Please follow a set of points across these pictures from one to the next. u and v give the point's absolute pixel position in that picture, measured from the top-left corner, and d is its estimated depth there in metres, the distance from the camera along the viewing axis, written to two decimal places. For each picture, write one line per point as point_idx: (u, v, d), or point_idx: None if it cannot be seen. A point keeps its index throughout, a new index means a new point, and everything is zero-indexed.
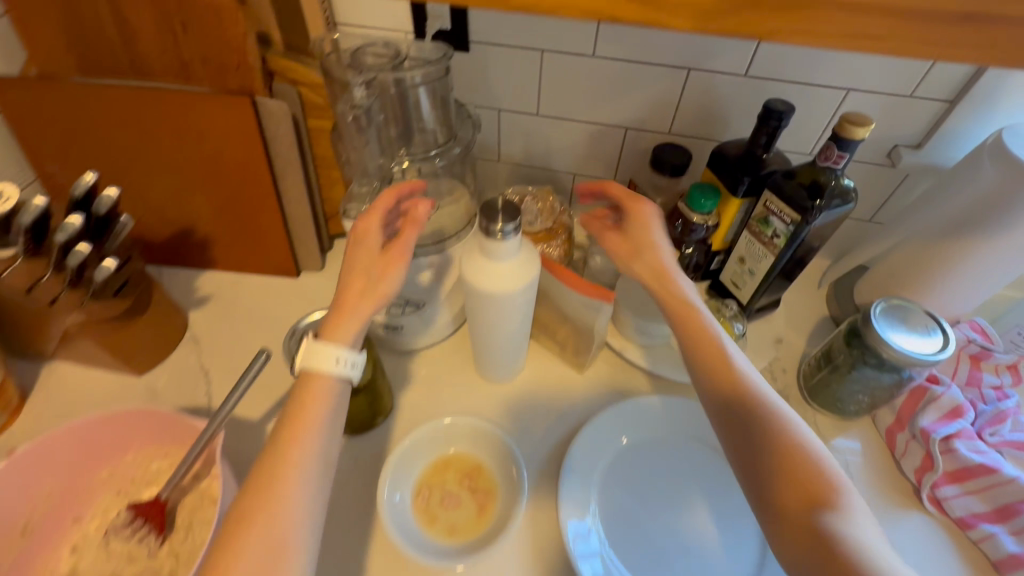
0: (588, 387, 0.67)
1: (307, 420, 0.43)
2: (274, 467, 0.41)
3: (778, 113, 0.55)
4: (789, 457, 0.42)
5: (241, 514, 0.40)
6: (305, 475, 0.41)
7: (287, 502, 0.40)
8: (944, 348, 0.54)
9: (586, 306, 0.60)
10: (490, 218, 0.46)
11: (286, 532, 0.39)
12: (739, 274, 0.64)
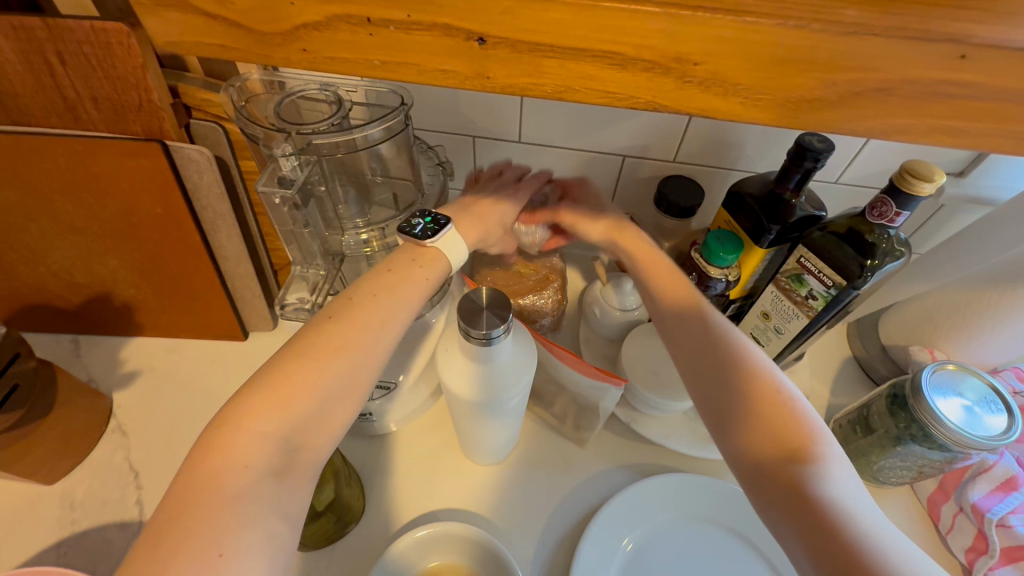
0: (593, 464, 0.58)
1: (401, 310, 0.39)
2: (361, 332, 0.37)
3: (814, 152, 0.45)
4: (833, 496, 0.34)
5: (314, 351, 0.35)
6: (355, 358, 0.36)
7: (351, 394, 0.35)
8: (1008, 430, 0.46)
9: (591, 386, 0.51)
10: (473, 322, 0.36)
11: (339, 397, 0.35)
12: (762, 330, 0.55)
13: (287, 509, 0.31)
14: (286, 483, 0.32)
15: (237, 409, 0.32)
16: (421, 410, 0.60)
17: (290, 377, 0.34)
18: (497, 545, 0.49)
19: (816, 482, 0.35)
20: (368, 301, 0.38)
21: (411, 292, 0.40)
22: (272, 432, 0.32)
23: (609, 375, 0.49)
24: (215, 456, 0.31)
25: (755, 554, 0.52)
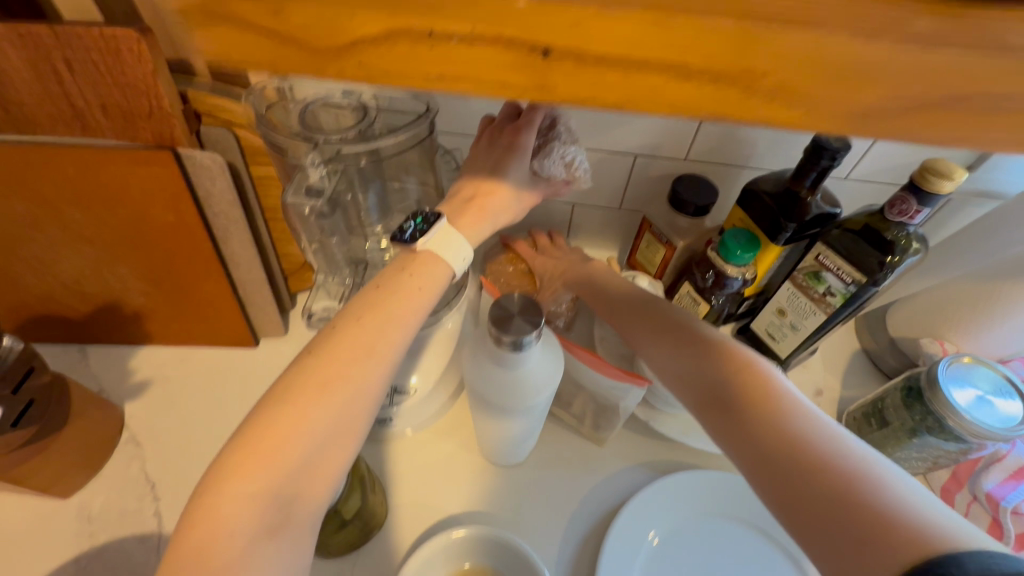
0: (612, 462, 0.58)
1: (391, 338, 0.35)
2: (346, 366, 0.33)
3: (832, 151, 0.45)
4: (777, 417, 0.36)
5: (292, 400, 0.32)
6: (344, 396, 0.33)
7: (344, 434, 0.32)
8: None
9: (610, 386, 0.51)
10: (505, 326, 0.36)
11: (329, 441, 0.32)
12: (778, 327, 0.56)
13: (284, 574, 0.29)
14: (280, 547, 0.29)
15: (222, 473, 0.30)
16: (437, 413, 0.60)
17: (270, 430, 0.31)
18: (523, 548, 0.49)
19: (771, 416, 0.35)
20: (353, 328, 0.34)
21: (405, 311, 0.36)
22: (259, 495, 0.29)
23: (632, 375, 0.49)
24: (200, 527, 0.28)
25: (775, 548, 0.53)
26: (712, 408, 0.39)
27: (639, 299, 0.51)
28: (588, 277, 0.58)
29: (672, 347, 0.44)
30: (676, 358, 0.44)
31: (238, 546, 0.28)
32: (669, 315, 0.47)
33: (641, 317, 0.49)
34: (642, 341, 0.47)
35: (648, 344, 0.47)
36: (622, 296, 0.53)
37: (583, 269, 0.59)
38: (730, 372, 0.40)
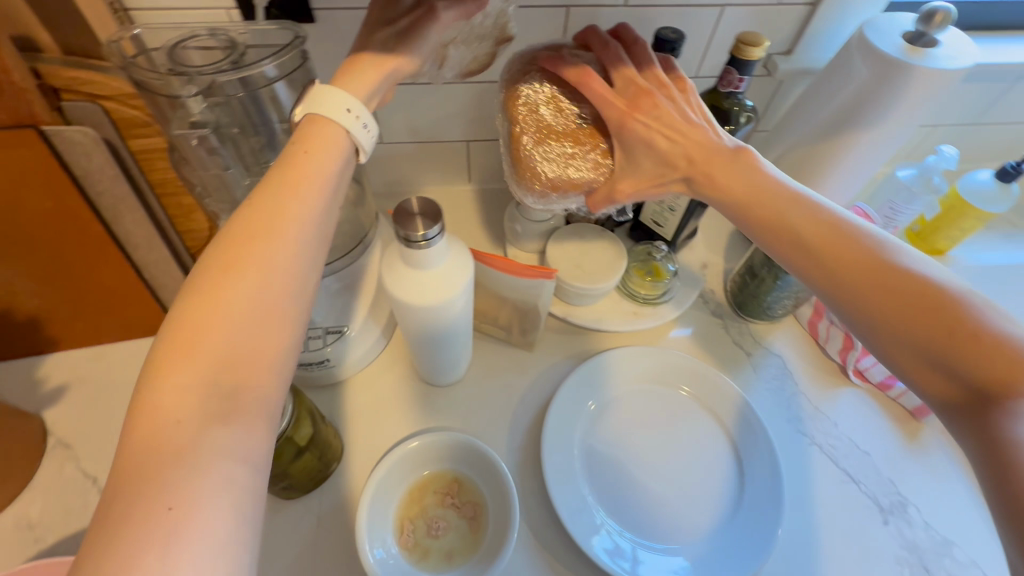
0: (542, 361, 0.65)
1: (292, 208, 0.34)
2: (250, 242, 0.32)
3: (670, 43, 0.52)
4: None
5: (205, 287, 0.31)
6: (261, 270, 0.32)
7: (268, 308, 0.32)
8: None
9: (524, 286, 0.57)
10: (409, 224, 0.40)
11: (255, 316, 0.31)
12: (660, 213, 0.65)
13: (244, 447, 0.28)
14: (234, 427, 0.28)
15: (155, 371, 0.29)
16: (374, 352, 0.63)
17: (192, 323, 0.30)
18: (474, 441, 0.54)
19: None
20: (249, 206, 0.34)
21: (300, 183, 0.35)
22: (195, 382, 0.28)
23: (534, 269, 0.55)
24: (144, 426, 0.27)
25: (684, 394, 0.63)
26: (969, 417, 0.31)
27: (867, 243, 0.37)
28: (768, 205, 0.41)
29: (916, 320, 0.33)
30: (919, 342, 0.33)
31: (186, 429, 0.27)
32: (914, 280, 0.35)
33: (860, 266, 0.36)
34: (858, 297, 0.36)
35: (871, 304, 0.35)
36: (837, 235, 0.38)
37: (715, 172, 0.44)
38: (1009, 388, 0.29)
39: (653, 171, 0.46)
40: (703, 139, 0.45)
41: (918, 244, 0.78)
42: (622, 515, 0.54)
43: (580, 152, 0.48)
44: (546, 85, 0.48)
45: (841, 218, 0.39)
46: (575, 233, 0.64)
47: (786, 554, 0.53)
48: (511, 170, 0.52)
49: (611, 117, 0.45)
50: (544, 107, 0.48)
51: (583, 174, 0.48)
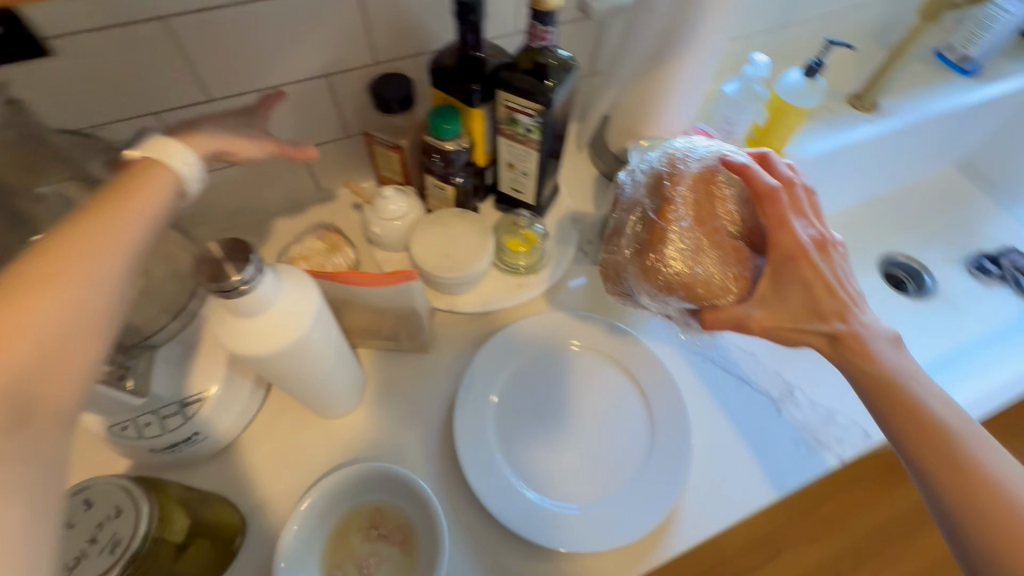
0: (439, 359, 0.63)
1: (121, 238, 0.33)
2: (89, 252, 0.31)
3: (470, 7, 0.49)
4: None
5: (22, 290, 0.28)
6: (90, 283, 0.30)
7: (90, 328, 0.30)
8: None
9: (391, 295, 0.53)
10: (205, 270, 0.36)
11: (78, 334, 0.29)
12: (516, 179, 0.63)
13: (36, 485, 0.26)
14: (36, 445, 0.27)
15: None
16: (255, 404, 0.57)
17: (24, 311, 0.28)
18: (382, 465, 0.51)
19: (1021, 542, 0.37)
20: (71, 230, 0.31)
21: (122, 214, 0.34)
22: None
23: (396, 276, 0.51)
24: None
25: (575, 348, 0.62)
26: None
27: (958, 433, 0.42)
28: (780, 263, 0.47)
29: (1010, 511, 0.38)
30: (920, 462, 0.42)
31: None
32: (936, 424, 0.42)
33: (943, 452, 0.41)
34: (945, 473, 0.41)
35: (955, 481, 0.40)
36: (915, 400, 0.43)
37: (865, 345, 0.45)
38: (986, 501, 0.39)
39: (799, 313, 0.47)
40: (835, 291, 0.46)
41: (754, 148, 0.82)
42: (545, 487, 0.55)
43: (719, 262, 0.49)
44: (701, 167, 0.51)
45: (926, 396, 0.43)
46: (437, 222, 0.60)
47: (699, 471, 0.57)
48: (632, 249, 0.54)
49: (782, 241, 0.46)
50: (709, 212, 0.50)
51: (705, 271, 0.49)
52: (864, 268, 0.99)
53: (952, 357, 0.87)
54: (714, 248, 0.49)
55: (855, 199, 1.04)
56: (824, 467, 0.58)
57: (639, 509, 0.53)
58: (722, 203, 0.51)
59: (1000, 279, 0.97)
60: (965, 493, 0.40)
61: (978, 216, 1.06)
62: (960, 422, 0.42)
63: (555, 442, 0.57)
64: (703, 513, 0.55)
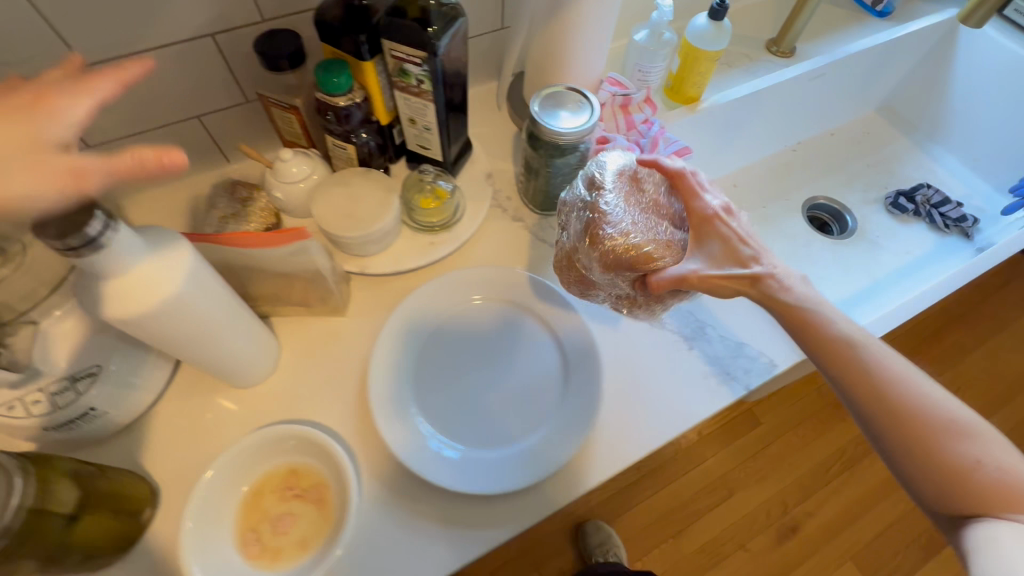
0: (356, 322, 0.63)
1: None
2: None
3: None
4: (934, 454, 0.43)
5: None
6: None
7: None
8: (591, 108, 0.62)
9: (287, 256, 0.53)
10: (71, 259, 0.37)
11: None
12: (420, 135, 0.63)
13: None
14: None
15: None
16: (164, 379, 0.57)
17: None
18: (289, 426, 0.52)
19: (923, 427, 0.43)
20: None
21: None
22: None
23: (283, 234, 0.50)
24: None
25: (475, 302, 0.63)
26: (936, 461, 0.43)
27: (859, 348, 0.46)
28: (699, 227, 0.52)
29: (907, 410, 0.44)
30: (838, 377, 0.47)
31: None
32: (845, 343, 0.47)
33: (854, 367, 0.46)
34: (858, 391, 0.46)
35: (866, 394, 0.45)
36: (820, 327, 0.48)
37: (781, 283, 0.49)
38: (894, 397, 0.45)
39: (725, 261, 0.50)
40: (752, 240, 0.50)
41: (675, 99, 0.85)
42: (456, 437, 0.56)
43: (654, 230, 0.53)
44: (626, 168, 0.57)
45: (830, 317, 0.48)
46: (338, 181, 0.59)
47: (613, 410, 0.59)
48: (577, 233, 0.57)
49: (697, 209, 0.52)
50: (632, 197, 0.55)
51: (645, 241, 0.52)
52: (789, 213, 1.02)
53: (867, 292, 0.91)
54: (647, 221, 0.54)
55: (780, 147, 1.06)
56: (734, 397, 0.61)
57: (541, 451, 0.55)
58: (645, 190, 0.56)
59: (916, 215, 1.01)
60: (875, 402, 0.45)
61: (898, 157, 1.10)
62: (858, 336, 0.47)
63: (466, 393, 0.58)
64: (616, 448, 0.57)
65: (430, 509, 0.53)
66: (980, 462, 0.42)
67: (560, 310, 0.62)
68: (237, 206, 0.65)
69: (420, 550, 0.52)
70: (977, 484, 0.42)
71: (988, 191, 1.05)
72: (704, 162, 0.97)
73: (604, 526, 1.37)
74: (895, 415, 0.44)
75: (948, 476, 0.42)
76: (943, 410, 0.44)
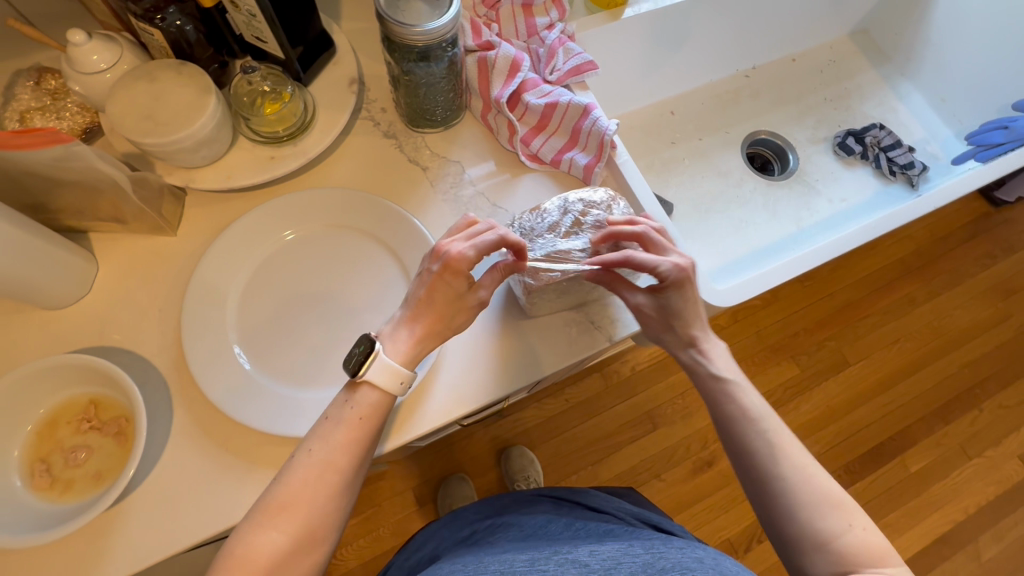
0: (184, 244, 0.56)
1: None
2: None
3: None
4: (763, 471, 0.44)
5: None
6: None
7: None
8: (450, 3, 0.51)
9: (54, 163, 0.46)
10: (391, 390, 0.44)
11: None
12: (250, 24, 0.53)
13: None
14: None
15: None
16: None
17: (262, 562, 0.39)
18: (80, 355, 0.47)
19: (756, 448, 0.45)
20: None
21: None
22: None
23: (34, 135, 0.43)
24: None
25: (289, 239, 0.57)
26: (780, 501, 0.43)
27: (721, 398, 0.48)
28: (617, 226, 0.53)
29: (799, 510, 0.42)
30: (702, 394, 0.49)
31: None
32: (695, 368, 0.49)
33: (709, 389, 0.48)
34: (757, 493, 0.45)
35: (744, 469, 0.46)
36: (706, 385, 0.49)
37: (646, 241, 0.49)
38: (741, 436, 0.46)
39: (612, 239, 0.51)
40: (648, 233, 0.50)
41: (598, 2, 0.74)
42: (277, 372, 0.52)
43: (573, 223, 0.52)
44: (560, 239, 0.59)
45: (728, 394, 0.47)
46: (142, 76, 0.50)
47: (459, 354, 0.56)
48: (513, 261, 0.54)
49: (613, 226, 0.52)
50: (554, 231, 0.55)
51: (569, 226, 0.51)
52: (727, 147, 0.93)
53: (786, 242, 0.86)
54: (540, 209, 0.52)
55: (729, 71, 0.95)
56: (593, 347, 0.57)
57: None
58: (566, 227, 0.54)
59: (862, 158, 0.92)
60: (768, 518, 0.44)
61: (861, 90, 0.99)
62: (761, 416, 0.46)
63: (295, 325, 0.54)
64: (454, 398, 0.54)
65: (244, 444, 0.50)
66: (814, 496, 0.42)
67: (403, 235, 0.56)
68: (45, 99, 0.56)
69: (228, 485, 0.49)
70: (836, 546, 0.41)
71: (948, 136, 0.95)
72: (633, 85, 0.86)
73: (528, 452, 1.30)
74: (784, 528, 0.43)
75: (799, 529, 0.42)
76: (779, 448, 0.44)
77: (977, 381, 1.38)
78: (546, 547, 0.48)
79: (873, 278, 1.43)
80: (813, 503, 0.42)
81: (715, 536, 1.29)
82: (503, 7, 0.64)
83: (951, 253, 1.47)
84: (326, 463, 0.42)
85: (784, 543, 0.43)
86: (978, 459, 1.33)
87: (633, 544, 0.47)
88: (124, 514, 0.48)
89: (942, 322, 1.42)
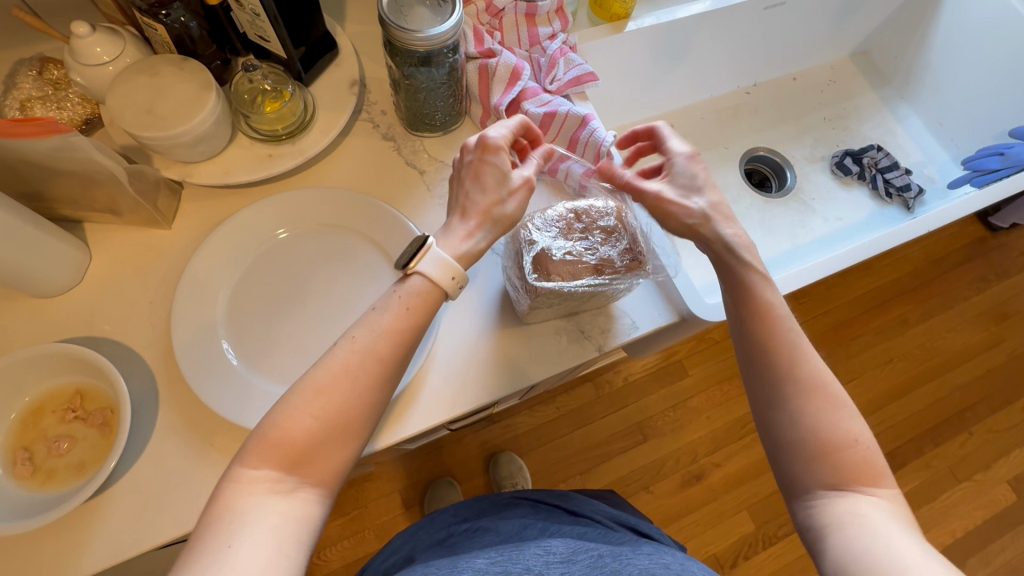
0: (178, 238, 0.56)
1: None
2: None
3: None
4: (780, 373, 0.41)
5: None
6: None
7: None
8: (454, 11, 0.52)
9: (51, 152, 0.46)
10: (443, 283, 0.41)
11: None
12: (254, 22, 0.53)
13: None
14: None
15: None
16: None
17: (292, 449, 0.36)
18: (67, 345, 0.47)
19: (777, 351, 0.42)
20: None
21: None
22: None
23: (33, 125, 0.44)
24: None
25: (283, 237, 0.57)
26: (793, 404, 0.41)
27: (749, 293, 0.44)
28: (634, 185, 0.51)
29: (809, 416, 0.40)
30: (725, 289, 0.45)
31: None
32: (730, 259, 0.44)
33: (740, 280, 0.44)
34: (767, 393, 0.42)
35: (755, 366, 0.43)
36: (729, 278, 0.45)
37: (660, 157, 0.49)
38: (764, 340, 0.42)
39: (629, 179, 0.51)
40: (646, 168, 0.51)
41: (600, 14, 0.75)
42: (265, 369, 0.52)
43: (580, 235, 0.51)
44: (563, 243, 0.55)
45: (755, 287, 0.44)
46: (144, 69, 0.51)
47: (449, 355, 0.56)
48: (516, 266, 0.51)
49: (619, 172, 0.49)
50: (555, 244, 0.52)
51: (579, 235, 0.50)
52: (726, 162, 0.93)
53: (780, 259, 0.86)
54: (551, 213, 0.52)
55: (730, 87, 0.95)
56: (582, 357, 0.57)
57: None
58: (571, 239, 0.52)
59: (859, 179, 0.93)
60: (770, 422, 0.42)
61: (860, 112, 0.99)
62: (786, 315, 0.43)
63: (285, 324, 0.54)
64: (442, 401, 0.54)
65: (227, 440, 0.50)
66: (830, 407, 0.40)
67: (396, 240, 0.56)
68: (46, 89, 0.56)
69: (209, 480, 0.49)
70: (840, 459, 0.39)
71: (945, 160, 0.96)
72: (634, 98, 0.87)
73: (517, 457, 1.29)
74: (793, 433, 0.40)
75: (804, 436, 0.40)
76: (802, 353, 0.42)
77: (967, 405, 1.38)
78: (513, 558, 0.46)
79: (869, 298, 1.44)
80: (829, 416, 0.40)
81: (700, 550, 1.28)
82: (506, 16, 0.64)
83: (945, 276, 1.47)
84: (365, 350, 0.39)
85: (778, 452, 0.42)
86: (967, 483, 1.32)
87: (607, 552, 0.46)
88: (104, 506, 0.47)
89: (935, 345, 1.42)
